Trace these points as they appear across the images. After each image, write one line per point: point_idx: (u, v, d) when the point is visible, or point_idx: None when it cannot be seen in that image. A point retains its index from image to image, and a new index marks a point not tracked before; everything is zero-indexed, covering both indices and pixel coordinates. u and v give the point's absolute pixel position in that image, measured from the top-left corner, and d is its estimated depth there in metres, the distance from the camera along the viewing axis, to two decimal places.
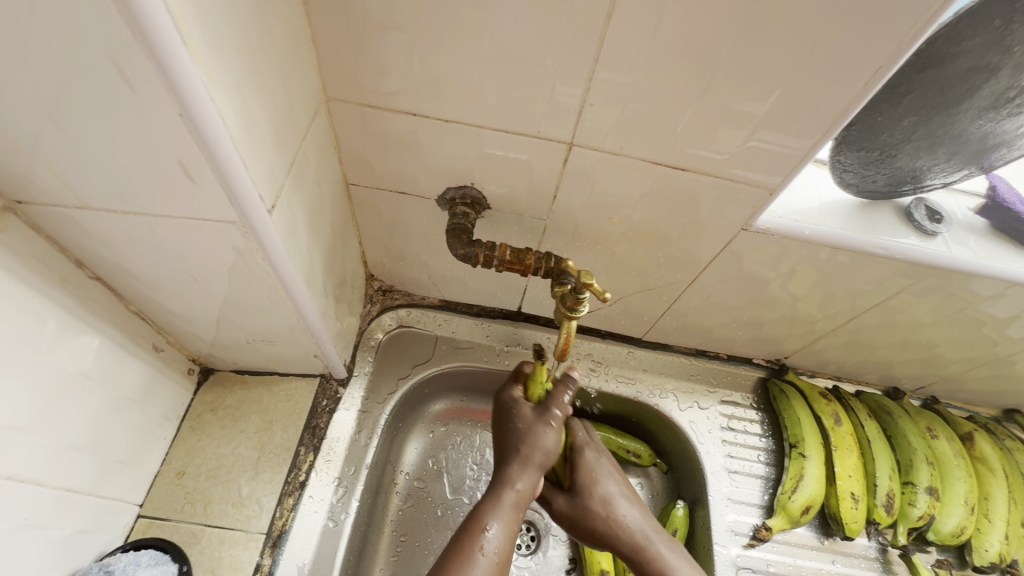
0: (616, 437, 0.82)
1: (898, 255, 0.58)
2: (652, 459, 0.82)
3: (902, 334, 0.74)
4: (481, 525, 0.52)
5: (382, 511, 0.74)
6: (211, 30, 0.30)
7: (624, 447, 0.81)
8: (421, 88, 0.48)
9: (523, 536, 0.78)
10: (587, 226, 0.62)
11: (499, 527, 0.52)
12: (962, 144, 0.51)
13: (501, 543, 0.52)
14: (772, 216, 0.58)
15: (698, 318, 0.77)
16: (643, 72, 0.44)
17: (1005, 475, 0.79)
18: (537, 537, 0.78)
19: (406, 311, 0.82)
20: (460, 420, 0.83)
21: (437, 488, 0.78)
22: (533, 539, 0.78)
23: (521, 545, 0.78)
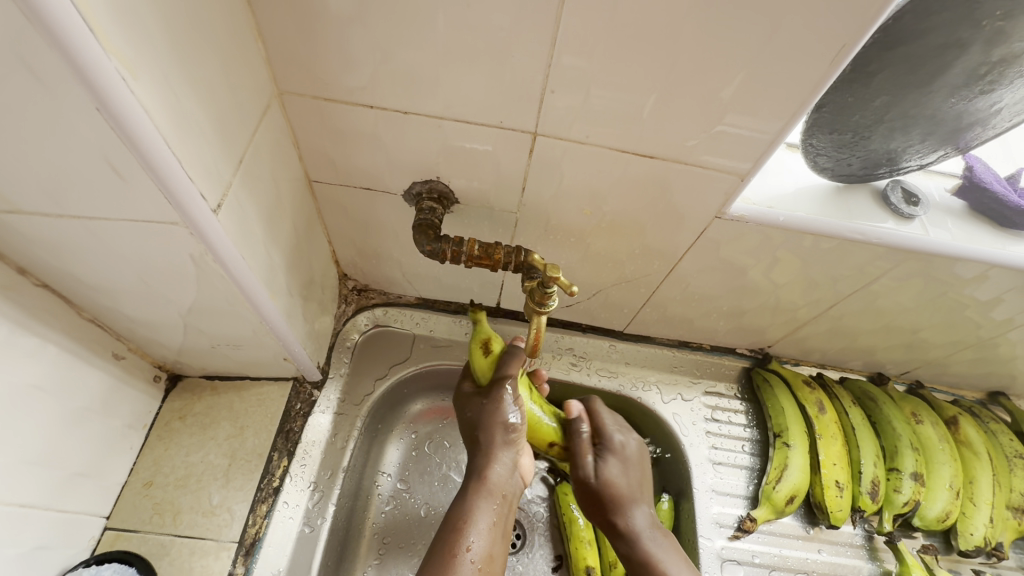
0: None
1: (875, 240, 0.57)
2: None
3: (885, 320, 0.73)
4: (462, 516, 0.53)
5: (363, 514, 0.73)
6: (124, 18, 0.28)
7: None
8: (378, 79, 0.46)
9: None
10: (560, 218, 0.60)
11: (483, 526, 0.53)
12: (937, 124, 0.49)
13: (483, 545, 0.52)
14: (747, 203, 0.56)
15: (679, 309, 0.75)
16: (604, 56, 0.42)
17: (990, 458, 0.78)
18: (522, 535, 0.77)
19: (382, 310, 0.80)
20: (441, 420, 0.82)
21: (421, 488, 0.77)
22: (518, 537, 0.77)
23: None
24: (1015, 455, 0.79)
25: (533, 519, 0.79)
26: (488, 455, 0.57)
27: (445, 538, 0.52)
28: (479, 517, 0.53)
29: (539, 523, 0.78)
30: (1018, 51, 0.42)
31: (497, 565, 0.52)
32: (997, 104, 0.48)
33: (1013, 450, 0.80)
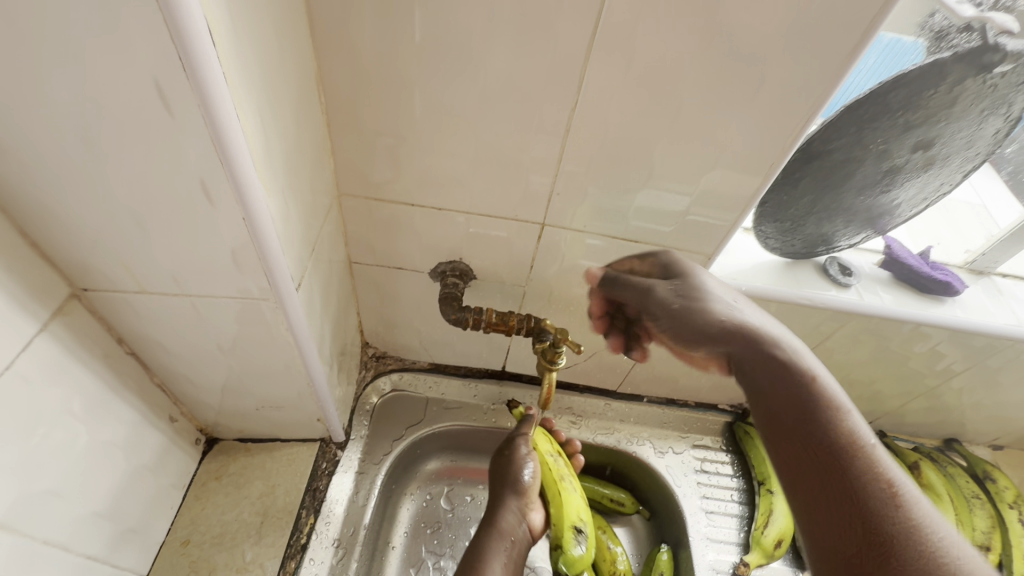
0: (600, 487, 0.88)
1: (822, 305, 0.69)
2: (635, 507, 0.88)
3: (842, 374, 0.84)
4: (477, 560, 0.63)
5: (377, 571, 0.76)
6: (269, 156, 0.40)
7: (609, 496, 0.87)
8: (418, 184, 0.59)
9: None
10: (561, 290, 0.72)
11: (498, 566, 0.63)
12: (853, 212, 0.64)
13: None
14: (715, 276, 0.69)
15: (665, 368, 0.85)
16: (597, 167, 0.56)
17: (952, 500, 0.86)
18: None
19: (398, 375, 0.88)
20: (454, 480, 0.88)
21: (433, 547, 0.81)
22: None
23: None
24: (972, 497, 0.87)
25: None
26: (506, 498, 0.68)
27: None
28: (495, 556, 0.63)
29: None
30: (898, 163, 0.58)
31: None
32: (896, 197, 0.63)
33: (970, 493, 0.88)
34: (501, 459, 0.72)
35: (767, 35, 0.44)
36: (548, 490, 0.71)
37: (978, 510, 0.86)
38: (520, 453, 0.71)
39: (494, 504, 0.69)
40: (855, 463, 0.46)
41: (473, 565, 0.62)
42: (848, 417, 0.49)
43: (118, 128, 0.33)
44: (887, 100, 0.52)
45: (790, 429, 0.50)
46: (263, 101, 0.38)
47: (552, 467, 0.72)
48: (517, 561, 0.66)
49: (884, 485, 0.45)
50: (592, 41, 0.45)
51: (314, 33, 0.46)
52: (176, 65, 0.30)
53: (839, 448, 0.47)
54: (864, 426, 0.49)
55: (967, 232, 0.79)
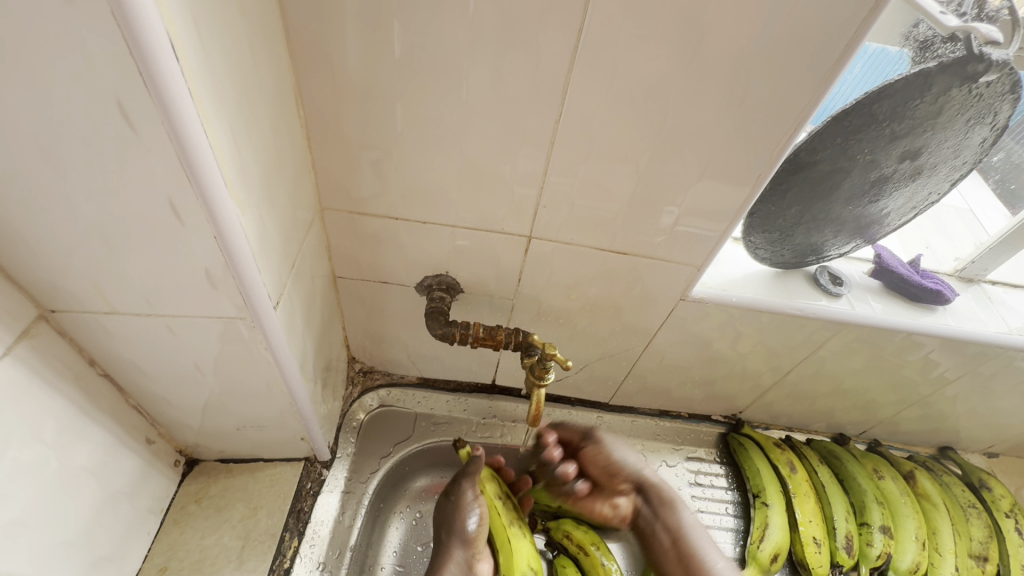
0: None
1: (813, 315, 0.69)
2: None
3: (835, 383, 0.83)
4: None
5: None
6: (242, 171, 0.39)
7: None
8: (402, 197, 0.58)
9: None
10: (550, 303, 0.70)
11: None
12: (842, 222, 0.63)
13: None
14: (705, 287, 0.68)
15: (657, 380, 0.84)
16: (584, 179, 0.55)
17: (947, 508, 0.86)
18: None
19: (386, 390, 0.87)
20: None
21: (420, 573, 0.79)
22: None
23: None
24: (969, 505, 0.86)
25: None
26: (449, 547, 0.70)
27: None
28: None
29: None
30: (886, 173, 0.58)
31: None
32: (884, 207, 0.62)
33: (966, 502, 0.87)
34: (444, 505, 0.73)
35: (752, 45, 0.43)
36: (497, 537, 0.72)
37: (974, 518, 0.85)
38: (463, 500, 0.73)
39: (439, 553, 0.70)
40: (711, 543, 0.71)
41: None
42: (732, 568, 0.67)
43: (79, 144, 0.31)
44: (873, 111, 0.52)
45: (693, 559, 0.68)
46: (234, 116, 0.37)
47: (498, 511, 0.73)
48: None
49: (716, 533, 0.72)
50: (575, 52, 0.45)
51: (292, 46, 0.45)
52: (137, 80, 0.29)
53: (701, 551, 0.69)
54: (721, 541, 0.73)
55: (958, 241, 0.80)
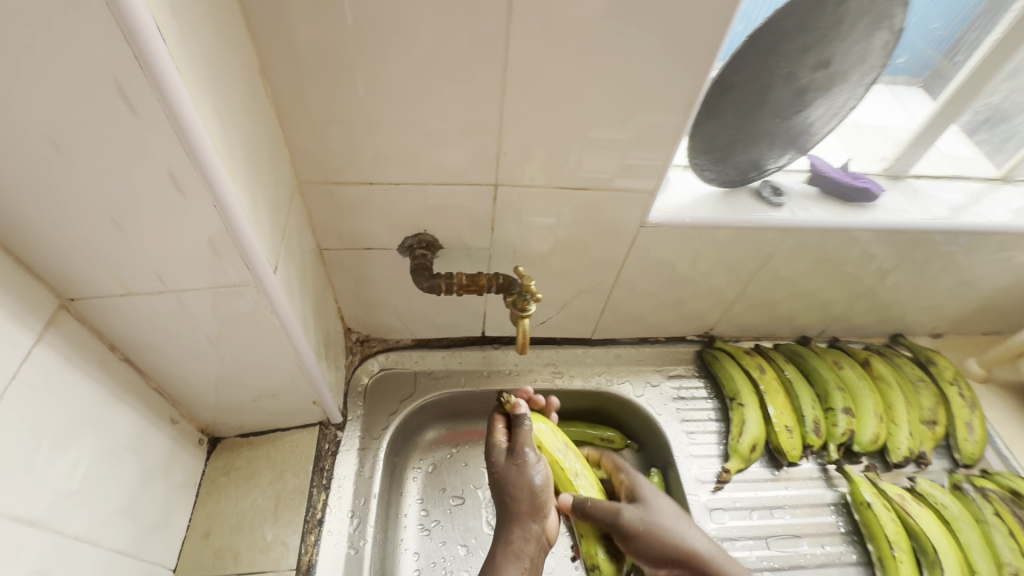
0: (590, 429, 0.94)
1: (759, 224, 0.76)
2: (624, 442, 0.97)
3: (791, 288, 0.91)
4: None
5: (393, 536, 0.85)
6: (227, 143, 0.43)
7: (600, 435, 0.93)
8: (373, 162, 0.62)
9: None
10: (523, 247, 0.76)
11: None
12: (774, 135, 0.70)
13: None
14: (661, 212, 0.74)
15: (632, 308, 0.91)
16: (537, 122, 0.60)
17: (900, 386, 0.96)
18: None
19: (385, 355, 0.93)
20: (451, 445, 0.97)
21: (439, 509, 0.90)
22: None
23: None
24: (918, 380, 0.97)
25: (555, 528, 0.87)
26: (518, 515, 0.68)
27: None
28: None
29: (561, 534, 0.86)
30: (805, 84, 0.64)
31: None
32: (809, 115, 0.69)
33: (915, 378, 0.97)
34: (502, 470, 0.70)
35: None
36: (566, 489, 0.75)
37: (923, 391, 0.96)
38: (528, 463, 0.70)
39: (505, 521, 0.68)
40: (680, 558, 0.65)
41: None
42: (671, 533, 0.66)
43: (85, 130, 0.36)
44: (782, 27, 0.58)
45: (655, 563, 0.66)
46: (213, 92, 0.41)
47: (563, 471, 0.74)
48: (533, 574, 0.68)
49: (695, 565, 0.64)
50: (512, 3, 0.49)
51: (250, 26, 0.49)
52: (132, 62, 0.33)
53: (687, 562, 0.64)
54: (659, 517, 0.67)
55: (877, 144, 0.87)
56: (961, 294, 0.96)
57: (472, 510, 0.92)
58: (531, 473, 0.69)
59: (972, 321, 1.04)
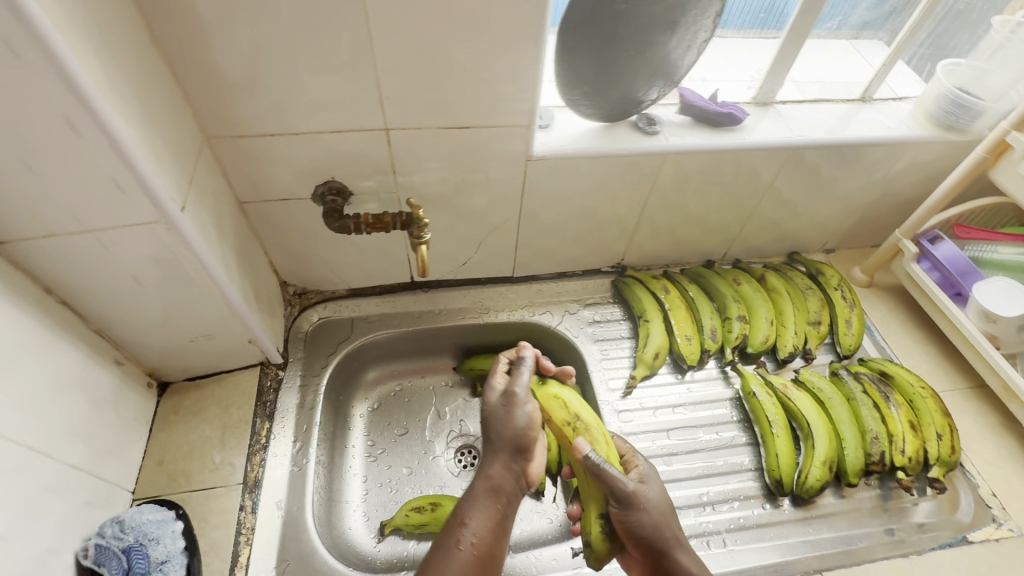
0: None
1: (633, 151, 0.85)
2: None
3: (684, 213, 1.01)
4: (464, 513, 0.66)
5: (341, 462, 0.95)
6: (115, 90, 0.50)
7: None
8: (271, 113, 0.70)
9: (467, 457, 1.02)
10: (426, 188, 0.85)
11: (480, 517, 0.66)
12: (637, 67, 0.79)
13: (482, 530, 0.65)
14: (544, 146, 0.83)
15: (542, 243, 1.01)
16: (410, 66, 0.67)
17: (789, 295, 1.07)
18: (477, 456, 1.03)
19: (322, 305, 1.01)
20: (391, 385, 1.08)
21: (385, 439, 1.02)
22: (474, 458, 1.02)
23: (466, 464, 1.02)
24: (807, 289, 1.08)
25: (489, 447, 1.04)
26: (500, 453, 0.70)
27: (444, 535, 0.65)
28: (479, 507, 0.67)
29: None
30: (650, 17, 0.73)
31: (489, 545, 0.64)
32: (666, 47, 0.78)
33: (804, 287, 1.09)
34: (489, 409, 0.72)
35: None
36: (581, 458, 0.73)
37: (810, 297, 1.07)
38: (514, 400, 0.72)
39: (487, 459, 0.70)
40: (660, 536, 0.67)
41: (461, 517, 0.66)
42: (654, 513, 0.68)
43: None
44: None
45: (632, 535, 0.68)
46: (96, 45, 0.48)
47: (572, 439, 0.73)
48: (507, 515, 0.69)
49: (667, 541, 0.67)
50: None
51: None
52: (9, 16, 0.40)
53: (661, 543, 0.67)
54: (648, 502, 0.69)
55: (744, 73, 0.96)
56: (840, 207, 1.07)
57: (415, 438, 1.03)
58: (518, 409, 0.71)
59: (858, 234, 1.15)
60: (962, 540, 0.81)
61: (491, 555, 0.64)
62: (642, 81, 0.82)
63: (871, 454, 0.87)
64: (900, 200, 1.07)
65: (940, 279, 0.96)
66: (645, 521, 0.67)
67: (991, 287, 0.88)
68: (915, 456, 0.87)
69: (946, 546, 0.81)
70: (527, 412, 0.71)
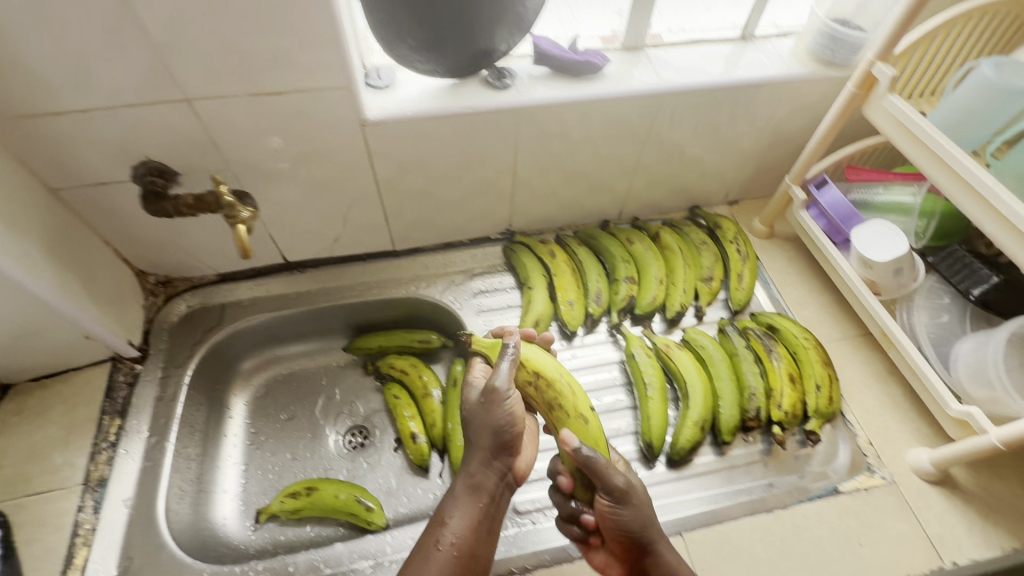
0: (404, 333, 1.06)
1: (480, 109, 0.80)
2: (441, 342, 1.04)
3: (561, 172, 0.96)
4: (446, 511, 0.68)
5: (216, 452, 0.93)
6: None
7: (416, 338, 1.04)
8: (43, 90, 0.63)
9: (357, 437, 1.00)
10: (259, 161, 0.79)
11: (462, 514, 0.67)
12: (476, 15, 0.71)
13: (461, 524, 0.66)
14: (379, 110, 0.77)
15: (413, 212, 0.96)
16: (185, 28, 0.60)
17: (682, 251, 1.03)
18: (368, 437, 1.00)
19: (189, 293, 0.97)
20: (267, 372, 1.04)
21: (270, 428, 0.99)
22: (365, 439, 1.00)
23: (356, 444, 0.99)
24: (701, 244, 1.04)
25: (379, 428, 1.01)
26: (482, 453, 0.69)
27: (429, 532, 0.66)
28: (458, 504, 0.68)
29: (384, 436, 1.00)
30: None
31: (470, 543, 0.65)
32: None
33: (699, 242, 1.05)
34: (470, 409, 0.70)
35: None
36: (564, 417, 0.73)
37: (704, 252, 1.03)
38: (495, 396, 0.68)
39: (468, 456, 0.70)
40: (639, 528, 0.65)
41: (442, 514, 0.67)
42: (644, 512, 0.65)
43: None
44: None
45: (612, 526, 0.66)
46: None
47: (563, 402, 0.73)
48: (493, 511, 0.69)
49: (644, 531, 0.65)
50: None
51: None
52: None
53: (639, 533, 0.64)
54: (636, 497, 0.65)
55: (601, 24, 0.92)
56: (731, 156, 1.01)
57: (302, 422, 1.01)
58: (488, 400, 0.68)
59: (758, 183, 1.10)
60: (832, 491, 0.79)
61: (472, 552, 0.65)
62: (489, 29, 0.74)
63: (748, 410, 0.85)
64: (793, 144, 1.01)
65: (827, 226, 0.92)
66: (631, 514, 0.64)
67: (869, 230, 0.83)
68: (792, 410, 0.84)
69: (815, 498, 0.79)
70: (515, 416, 0.68)
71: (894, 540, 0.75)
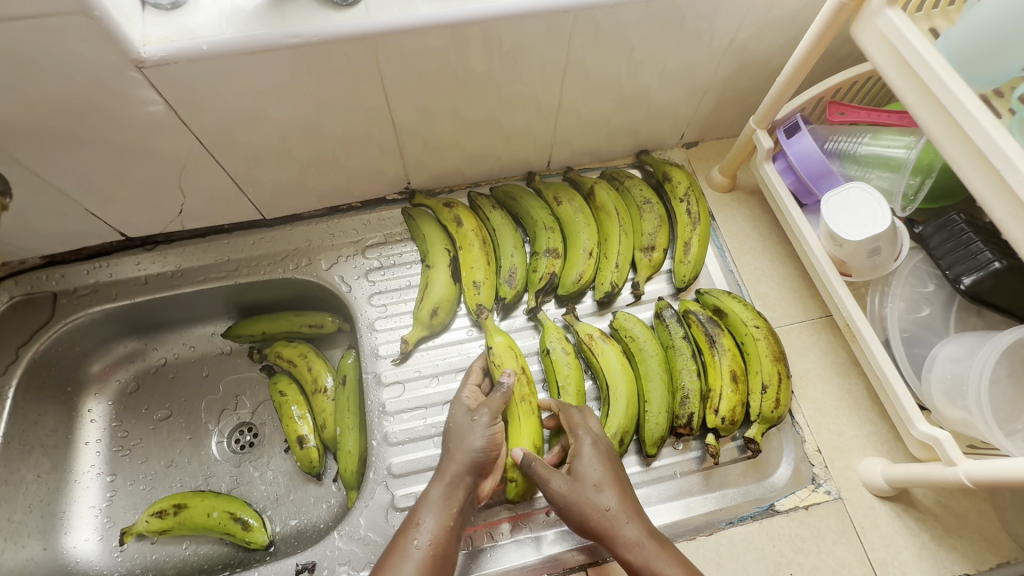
0: (293, 317, 0.88)
1: (313, 38, 0.57)
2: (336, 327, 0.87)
3: (456, 119, 0.74)
4: (415, 508, 0.57)
5: (71, 464, 0.81)
6: None
7: (303, 323, 0.88)
8: None
9: (246, 436, 0.87)
10: (17, 124, 0.58)
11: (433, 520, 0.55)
12: None
13: (435, 530, 0.55)
14: (164, 43, 0.55)
15: (271, 175, 0.76)
16: None
17: (620, 213, 0.83)
18: (258, 435, 0.87)
19: (12, 282, 0.78)
20: (124, 370, 0.88)
21: (139, 428, 0.86)
22: (254, 437, 0.87)
23: (244, 444, 0.86)
24: (644, 203, 0.84)
25: (269, 423, 0.88)
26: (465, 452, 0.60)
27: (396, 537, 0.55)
28: (430, 503, 0.56)
29: (275, 436, 0.87)
30: None
31: (445, 547, 0.54)
32: None
33: (642, 200, 0.85)
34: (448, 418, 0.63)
35: None
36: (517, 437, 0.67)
37: (647, 214, 0.84)
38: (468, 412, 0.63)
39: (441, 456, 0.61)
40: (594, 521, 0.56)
41: (411, 514, 0.56)
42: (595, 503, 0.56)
43: None
44: None
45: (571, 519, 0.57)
46: None
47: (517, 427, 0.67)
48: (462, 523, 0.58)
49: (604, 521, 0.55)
50: None
51: None
52: None
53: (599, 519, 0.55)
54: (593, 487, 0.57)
55: None
56: (682, 88, 0.79)
57: (178, 422, 0.87)
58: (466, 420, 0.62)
59: (721, 120, 0.88)
60: (767, 510, 0.68)
61: (448, 560, 0.54)
62: None
63: (678, 417, 0.71)
64: (758, 70, 0.79)
65: (795, 183, 0.73)
66: (583, 508, 0.56)
67: (843, 196, 0.64)
68: (730, 416, 0.70)
69: (746, 519, 0.68)
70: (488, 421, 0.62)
71: (830, 569, 0.65)
